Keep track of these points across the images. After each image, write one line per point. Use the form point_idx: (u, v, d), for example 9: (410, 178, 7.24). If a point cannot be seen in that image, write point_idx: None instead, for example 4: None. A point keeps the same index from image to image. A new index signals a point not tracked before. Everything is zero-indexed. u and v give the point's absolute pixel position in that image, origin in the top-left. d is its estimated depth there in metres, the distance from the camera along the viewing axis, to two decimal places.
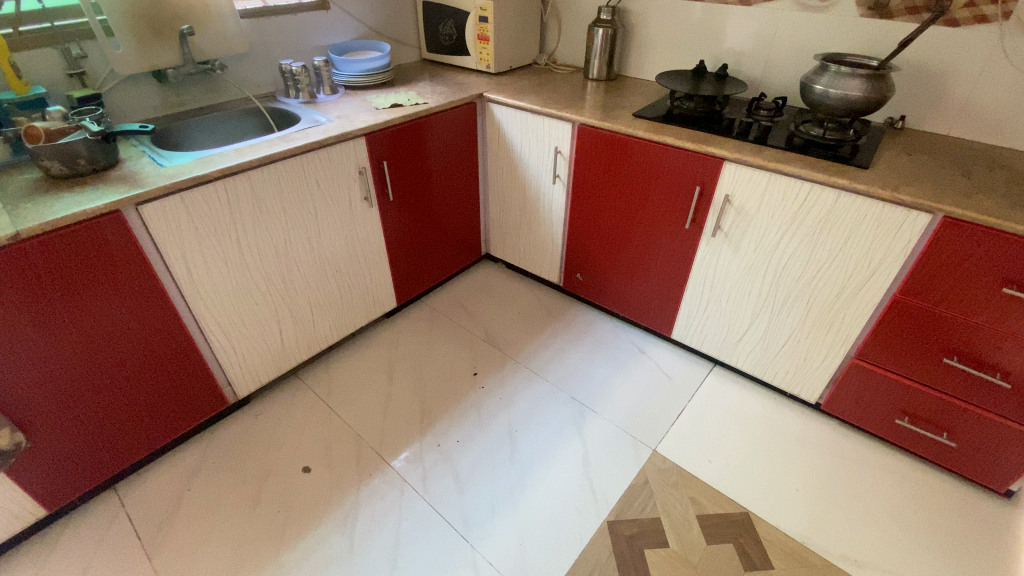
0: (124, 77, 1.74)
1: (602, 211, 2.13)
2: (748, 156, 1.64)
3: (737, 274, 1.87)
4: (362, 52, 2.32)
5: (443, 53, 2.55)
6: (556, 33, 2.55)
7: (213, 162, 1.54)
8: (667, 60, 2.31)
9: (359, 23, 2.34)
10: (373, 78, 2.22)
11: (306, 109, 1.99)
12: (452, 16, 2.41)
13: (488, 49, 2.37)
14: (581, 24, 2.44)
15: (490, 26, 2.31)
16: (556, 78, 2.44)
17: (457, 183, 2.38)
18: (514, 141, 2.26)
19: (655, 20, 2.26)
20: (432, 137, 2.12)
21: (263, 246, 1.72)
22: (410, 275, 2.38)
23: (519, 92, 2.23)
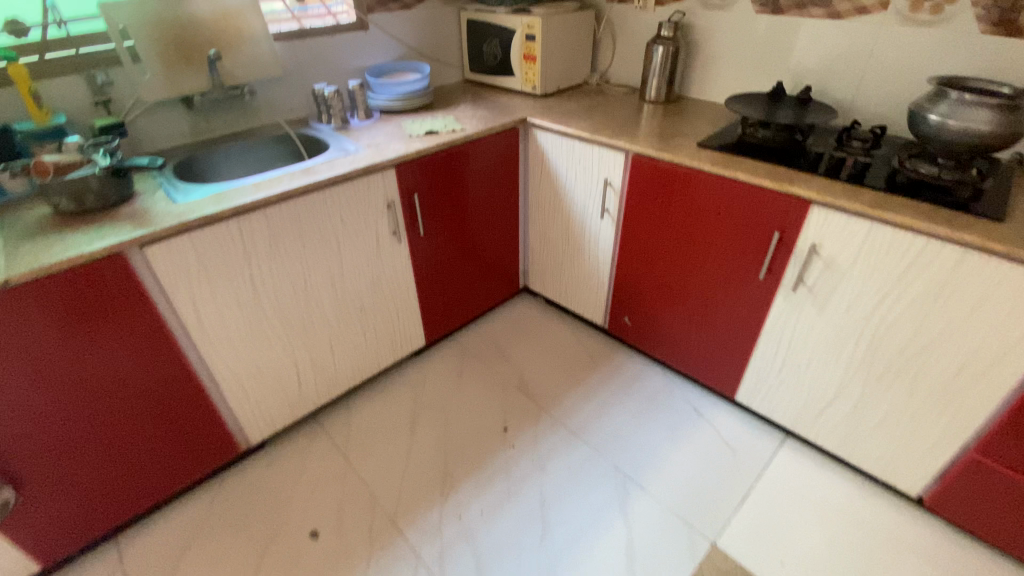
0: (151, 104, 1.65)
1: (658, 252, 1.87)
2: (843, 201, 1.35)
3: (822, 336, 1.57)
4: (401, 73, 2.18)
5: (487, 73, 2.38)
6: (610, 51, 2.33)
7: (227, 199, 1.41)
8: (737, 80, 2.03)
9: (398, 43, 2.21)
10: (410, 102, 2.07)
11: (337, 136, 1.86)
12: (497, 35, 2.24)
13: (534, 70, 2.18)
14: (638, 42, 2.21)
15: (537, 45, 2.12)
16: (608, 100, 2.21)
17: (495, 214, 2.18)
18: (559, 170, 2.04)
19: (724, 37, 1.99)
20: (468, 166, 1.94)
21: (280, 287, 1.58)
22: (441, 312, 2.20)
23: (566, 117, 2.02)
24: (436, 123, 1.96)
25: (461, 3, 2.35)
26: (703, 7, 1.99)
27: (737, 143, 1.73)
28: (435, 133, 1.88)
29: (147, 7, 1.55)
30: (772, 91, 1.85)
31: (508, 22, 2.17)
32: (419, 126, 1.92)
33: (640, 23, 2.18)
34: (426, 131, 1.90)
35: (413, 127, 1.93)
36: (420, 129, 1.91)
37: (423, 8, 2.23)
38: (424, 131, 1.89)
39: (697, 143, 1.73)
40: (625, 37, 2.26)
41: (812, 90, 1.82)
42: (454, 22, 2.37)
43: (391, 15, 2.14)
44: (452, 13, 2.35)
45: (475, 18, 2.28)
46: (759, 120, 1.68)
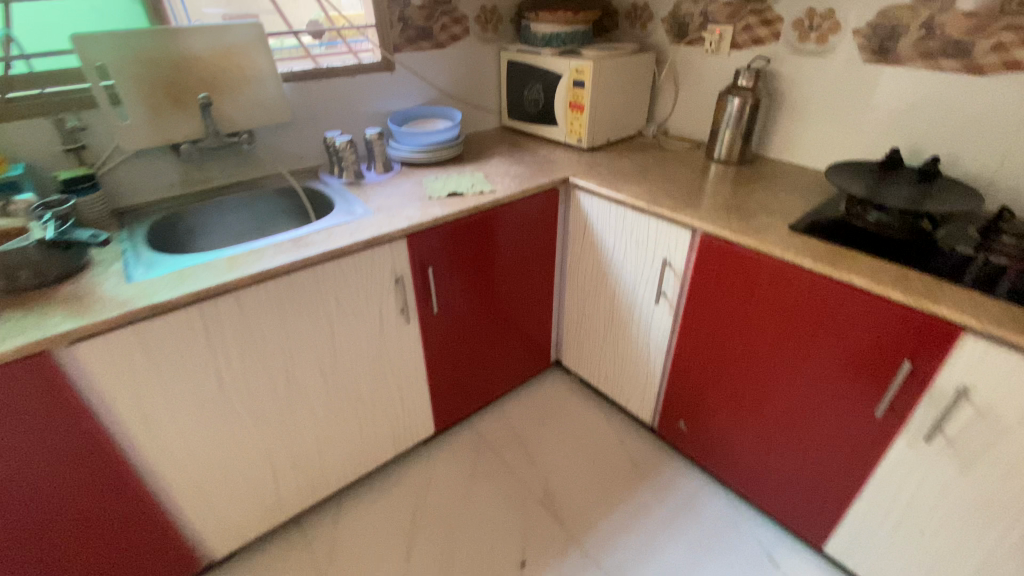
0: (132, 152, 1.43)
1: (728, 354, 1.47)
2: (1017, 335, 0.95)
3: (962, 503, 1.14)
4: (428, 120, 1.92)
5: (528, 120, 2.10)
6: (671, 99, 2.00)
7: (192, 279, 1.14)
8: (831, 142, 1.65)
9: (427, 85, 1.96)
10: (434, 154, 1.79)
11: (345, 193, 1.58)
12: (540, 78, 1.96)
13: (582, 120, 1.87)
14: (706, 91, 1.88)
15: (587, 92, 1.81)
16: (668, 157, 1.87)
17: (525, 283, 1.85)
18: (604, 240, 1.69)
19: (817, 89, 1.63)
20: (495, 231, 1.62)
21: (255, 381, 1.29)
22: (456, 397, 1.86)
23: (618, 177, 1.68)
24: (460, 181, 1.66)
25: (502, 42, 2.09)
26: (791, 53, 1.64)
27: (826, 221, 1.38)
28: (458, 193, 1.57)
29: (133, 42, 1.34)
30: (883, 161, 1.47)
31: (553, 64, 1.88)
32: (441, 184, 1.63)
33: (710, 69, 1.85)
34: (447, 189, 1.59)
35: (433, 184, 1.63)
36: (441, 187, 1.61)
37: (458, 47, 1.98)
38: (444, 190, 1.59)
39: (788, 224, 1.35)
40: (690, 84, 1.93)
41: (938, 161, 1.42)
42: (493, 63, 2.11)
43: (421, 54, 1.89)
44: (491, 53, 2.08)
45: (517, 59, 2.01)
46: (867, 200, 1.30)
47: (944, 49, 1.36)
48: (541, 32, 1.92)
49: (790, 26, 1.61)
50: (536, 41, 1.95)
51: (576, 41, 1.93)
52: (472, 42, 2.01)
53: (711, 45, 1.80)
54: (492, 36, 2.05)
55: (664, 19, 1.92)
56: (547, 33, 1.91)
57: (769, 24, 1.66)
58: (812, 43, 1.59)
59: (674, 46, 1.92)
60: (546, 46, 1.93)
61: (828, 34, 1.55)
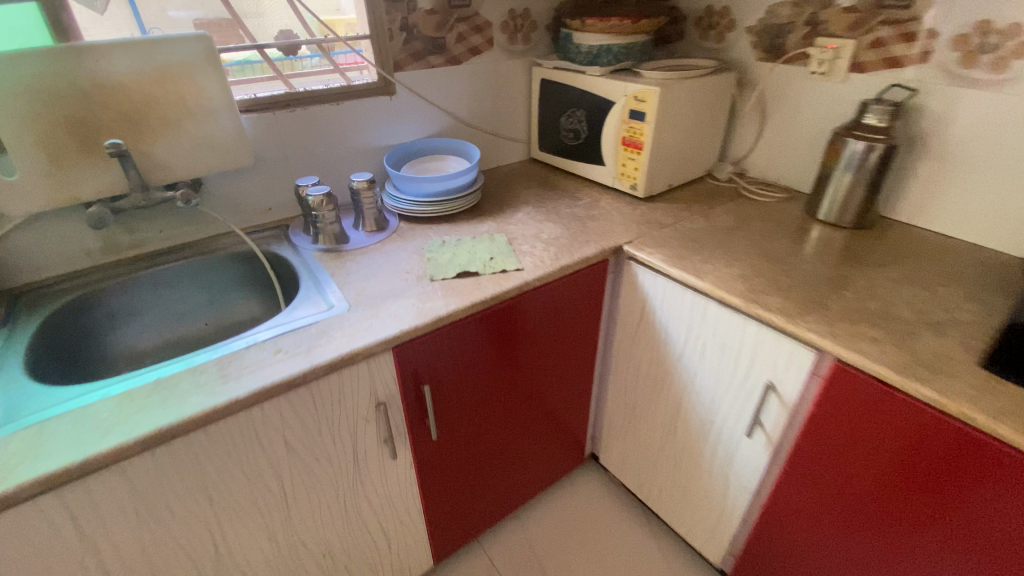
0: (25, 216, 1.04)
1: (859, 533, 0.99)
2: None
3: None
4: (436, 159, 1.51)
5: (565, 154, 1.65)
6: (752, 132, 1.55)
7: (50, 444, 0.74)
8: (998, 207, 1.17)
9: (436, 110, 1.53)
10: (442, 207, 1.36)
11: (316, 267, 1.16)
12: (581, 103, 1.52)
13: (639, 162, 1.42)
14: (806, 125, 1.42)
15: (649, 128, 1.35)
16: (752, 212, 1.41)
17: (560, 376, 1.40)
18: (672, 336, 1.22)
19: (983, 135, 1.15)
20: (522, 325, 1.17)
21: (167, 566, 0.88)
22: (464, 523, 1.42)
23: (692, 246, 1.23)
24: (474, 250, 1.22)
25: (535, 56, 1.65)
26: (945, 82, 1.17)
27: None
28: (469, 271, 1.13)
29: (17, 68, 0.94)
30: None
31: (603, 88, 1.43)
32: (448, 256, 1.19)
33: (814, 98, 1.38)
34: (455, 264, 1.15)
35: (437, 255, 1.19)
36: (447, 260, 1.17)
37: (478, 62, 1.55)
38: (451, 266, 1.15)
39: (974, 358, 0.88)
40: (783, 115, 1.46)
41: None
42: (523, 82, 1.68)
43: (428, 73, 1.47)
44: (520, 69, 1.65)
45: (554, 78, 1.57)
46: None
47: None
48: (586, 45, 1.47)
49: (947, 43, 1.14)
50: (580, 56, 1.51)
51: (631, 57, 1.48)
52: (496, 56, 1.58)
53: (819, 66, 1.34)
54: (523, 48, 1.62)
55: (751, 29, 1.45)
56: (595, 46, 1.46)
57: (913, 40, 1.18)
58: (981, 68, 1.11)
59: (762, 65, 1.46)
60: (593, 63, 1.49)
61: (1011, 57, 1.07)
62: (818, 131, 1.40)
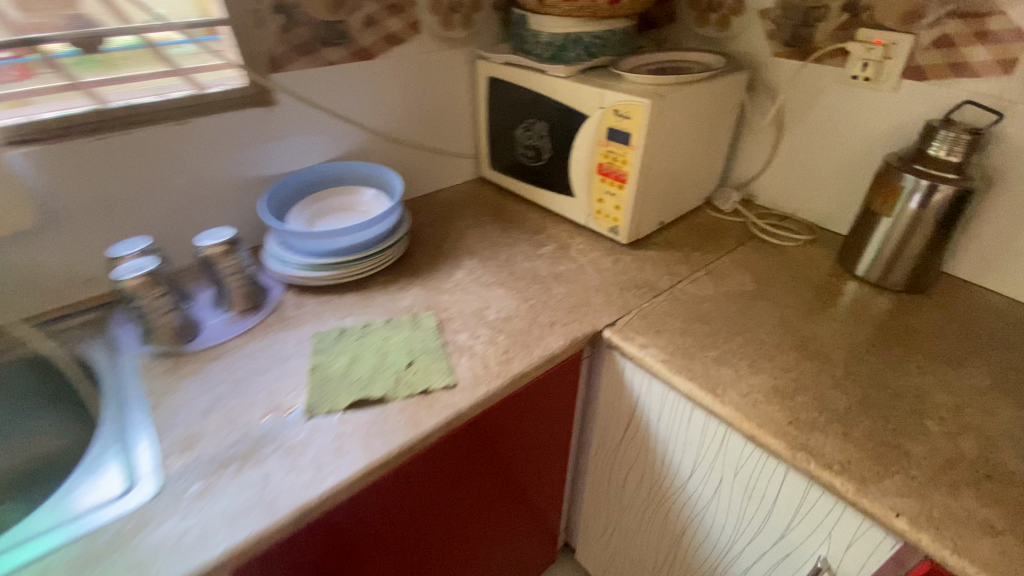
0: None
1: None
2: None
3: None
4: (346, 198, 1.10)
5: (522, 176, 1.26)
6: (764, 150, 1.19)
7: None
8: None
9: (342, 122, 1.12)
10: (345, 269, 0.95)
11: (139, 391, 0.77)
12: (541, 112, 1.12)
13: (621, 198, 1.03)
14: (838, 145, 1.07)
15: (635, 155, 0.96)
16: (772, 263, 1.05)
17: (538, 497, 1.04)
18: (676, 462, 0.87)
19: None
20: (462, 467, 0.79)
21: None
22: None
23: (697, 330, 0.87)
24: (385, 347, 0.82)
25: (480, 45, 1.24)
26: None
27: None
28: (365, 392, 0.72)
29: None
30: None
31: (569, 96, 1.04)
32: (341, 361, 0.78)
33: (851, 109, 1.02)
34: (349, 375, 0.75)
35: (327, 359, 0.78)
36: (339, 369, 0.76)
37: (399, 55, 1.13)
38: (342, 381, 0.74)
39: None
40: (808, 129, 1.10)
41: None
42: (466, 80, 1.26)
43: (324, 72, 1.05)
44: (460, 64, 1.24)
45: (505, 77, 1.17)
46: None
47: None
48: (547, 33, 1.07)
49: None
50: (537, 49, 1.10)
51: (608, 50, 1.09)
52: (425, 46, 1.16)
53: (862, 69, 0.97)
54: (463, 35, 1.20)
55: (767, 13, 1.08)
56: (558, 35, 1.06)
57: (991, 41, 0.83)
58: None
59: (781, 63, 1.09)
60: (554, 59, 1.08)
61: None
62: (855, 153, 1.05)
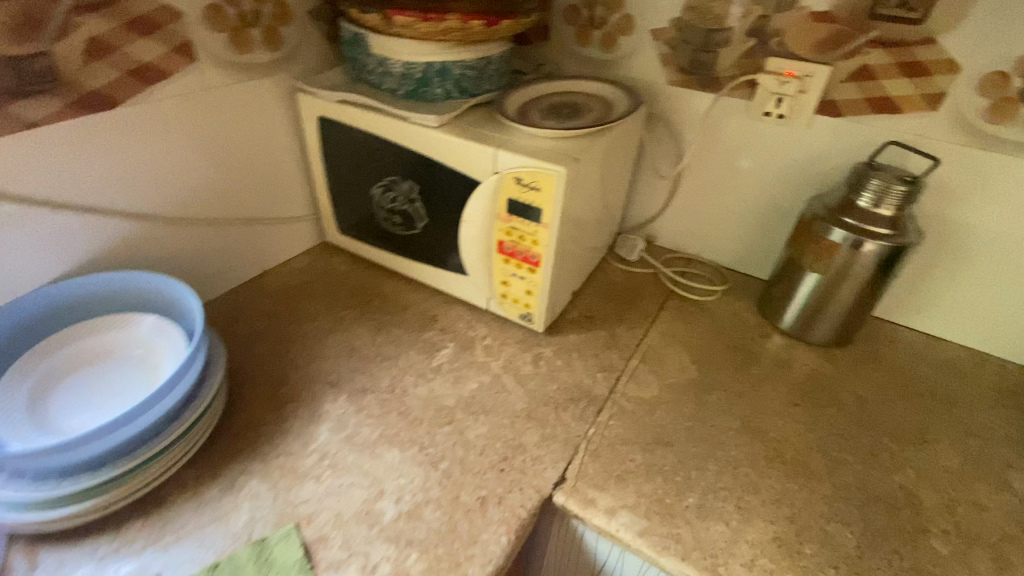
0: None
1: None
2: None
3: None
4: (93, 348, 0.67)
5: (385, 247, 0.93)
6: (666, 189, 1.05)
7: None
8: (1015, 309, 0.85)
9: (66, 214, 0.69)
10: (110, 494, 0.56)
11: None
12: (402, 165, 0.80)
13: (531, 282, 0.79)
14: (745, 185, 0.96)
15: (549, 235, 0.72)
16: (702, 330, 0.91)
17: None
18: None
19: (1014, 221, 0.80)
20: None
21: None
22: None
23: (662, 462, 0.68)
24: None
25: (300, 71, 0.87)
26: (962, 141, 0.78)
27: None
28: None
29: None
30: None
31: (444, 153, 0.74)
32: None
33: (761, 147, 0.91)
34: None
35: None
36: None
37: (162, 98, 0.72)
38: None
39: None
40: (714, 166, 0.97)
41: None
42: (285, 120, 0.89)
43: (23, 139, 0.62)
44: (270, 101, 0.85)
45: (343, 120, 0.82)
46: None
47: None
48: (400, 62, 0.77)
49: (974, 85, 0.74)
50: (388, 82, 0.79)
51: (486, 84, 0.81)
52: (209, 79, 0.77)
53: (775, 104, 0.86)
54: (269, 58, 0.82)
55: (660, 34, 0.91)
56: (417, 66, 0.77)
57: (920, 75, 0.76)
58: (1018, 124, 0.74)
59: (680, 92, 0.94)
60: (415, 97, 0.79)
61: None
62: (766, 193, 0.95)
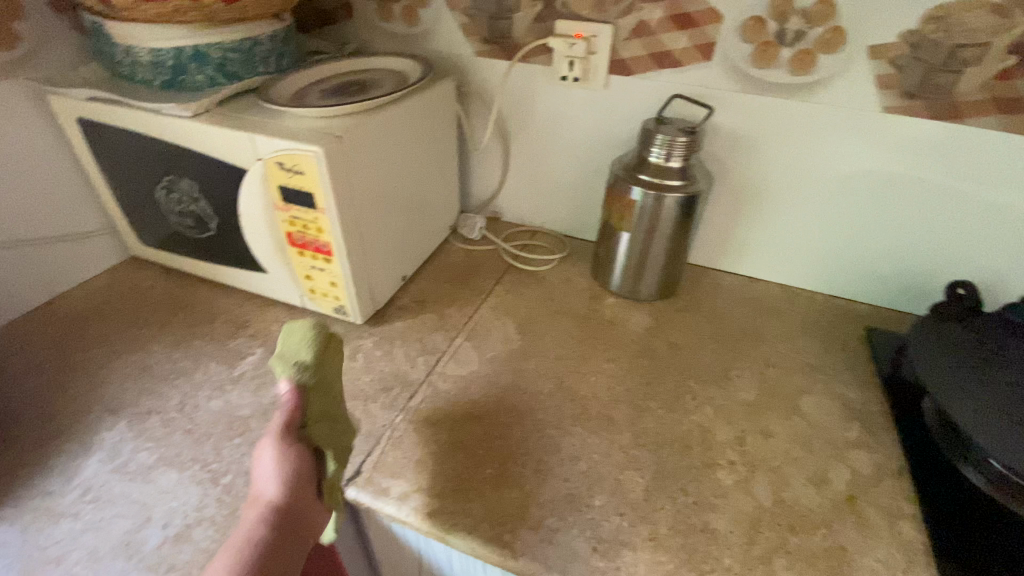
0: None
1: None
2: None
3: None
4: None
5: (190, 254, 0.86)
6: (496, 162, 1.04)
7: None
8: (820, 243, 0.91)
9: None
10: None
11: None
12: (175, 165, 0.74)
13: (331, 273, 0.74)
14: (564, 150, 0.97)
15: (329, 220, 0.68)
16: (533, 300, 0.91)
17: None
18: None
19: (802, 161, 0.84)
20: None
21: None
22: None
23: (467, 438, 0.67)
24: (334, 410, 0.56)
25: (53, 71, 0.78)
26: (738, 87, 0.81)
27: (999, 526, 0.59)
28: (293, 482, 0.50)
29: None
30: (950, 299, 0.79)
31: (206, 145, 0.69)
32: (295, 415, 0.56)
33: (569, 110, 0.92)
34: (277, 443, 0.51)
35: (289, 415, 0.54)
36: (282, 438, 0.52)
37: None
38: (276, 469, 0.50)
39: (931, 568, 0.56)
40: (534, 134, 0.97)
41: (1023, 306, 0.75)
42: (45, 127, 0.80)
43: None
44: (18, 107, 0.76)
45: (101, 119, 0.74)
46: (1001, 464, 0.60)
47: None
48: (148, 49, 0.71)
49: (736, 32, 0.77)
50: (141, 72, 0.73)
51: (257, 66, 0.77)
52: None
53: (569, 68, 0.86)
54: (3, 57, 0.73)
55: (455, 3, 0.89)
56: (167, 53, 0.71)
57: (690, 26, 0.79)
58: (780, 67, 0.78)
59: (486, 62, 0.92)
60: (177, 86, 0.73)
61: (818, 50, 0.75)
62: (585, 157, 0.96)
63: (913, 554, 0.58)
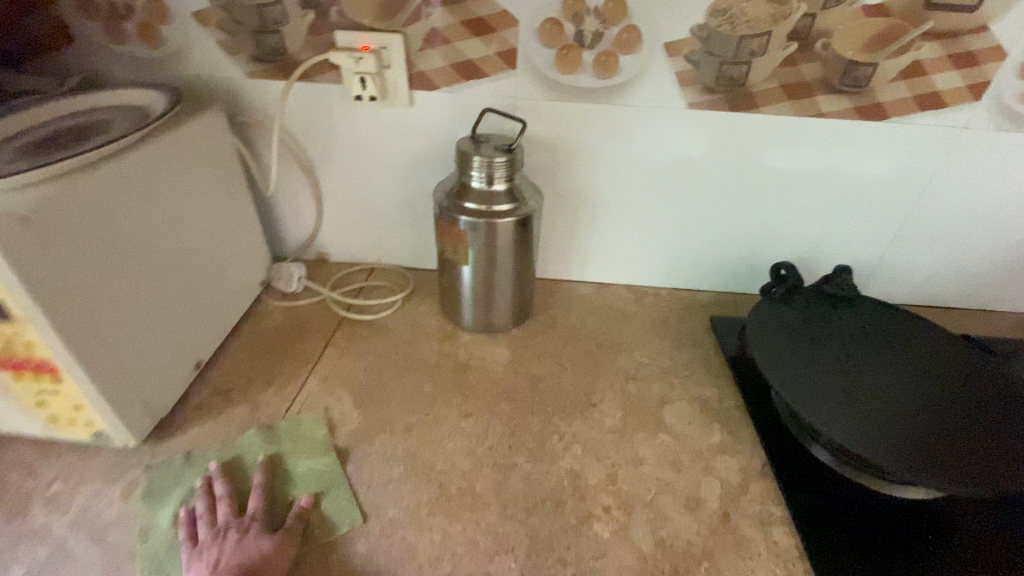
0: None
1: None
2: None
3: None
4: None
5: None
6: (306, 199, 0.88)
7: None
8: (654, 242, 0.91)
9: None
10: None
11: None
12: None
13: (68, 395, 0.57)
14: (381, 178, 0.85)
15: (39, 331, 0.52)
16: (374, 357, 0.78)
17: None
18: None
19: (622, 164, 0.82)
20: None
21: None
22: None
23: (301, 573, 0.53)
24: None
25: None
26: (548, 95, 0.75)
27: (838, 509, 0.61)
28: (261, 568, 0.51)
29: None
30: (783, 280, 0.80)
31: None
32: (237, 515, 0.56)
33: (375, 134, 0.80)
34: (251, 529, 0.54)
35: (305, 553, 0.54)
36: (227, 521, 0.55)
37: None
38: (225, 551, 0.52)
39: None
40: (342, 163, 0.83)
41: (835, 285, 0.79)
42: None
43: None
44: None
45: None
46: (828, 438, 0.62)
47: (833, 78, 0.73)
48: None
49: (534, 36, 0.71)
50: None
51: None
52: None
53: (362, 86, 0.74)
54: None
55: (205, 17, 0.72)
56: None
57: (486, 32, 0.71)
58: (585, 71, 0.73)
59: (262, 85, 0.77)
60: None
61: (618, 51, 0.71)
62: (406, 182, 0.85)
63: (790, 563, 0.57)
